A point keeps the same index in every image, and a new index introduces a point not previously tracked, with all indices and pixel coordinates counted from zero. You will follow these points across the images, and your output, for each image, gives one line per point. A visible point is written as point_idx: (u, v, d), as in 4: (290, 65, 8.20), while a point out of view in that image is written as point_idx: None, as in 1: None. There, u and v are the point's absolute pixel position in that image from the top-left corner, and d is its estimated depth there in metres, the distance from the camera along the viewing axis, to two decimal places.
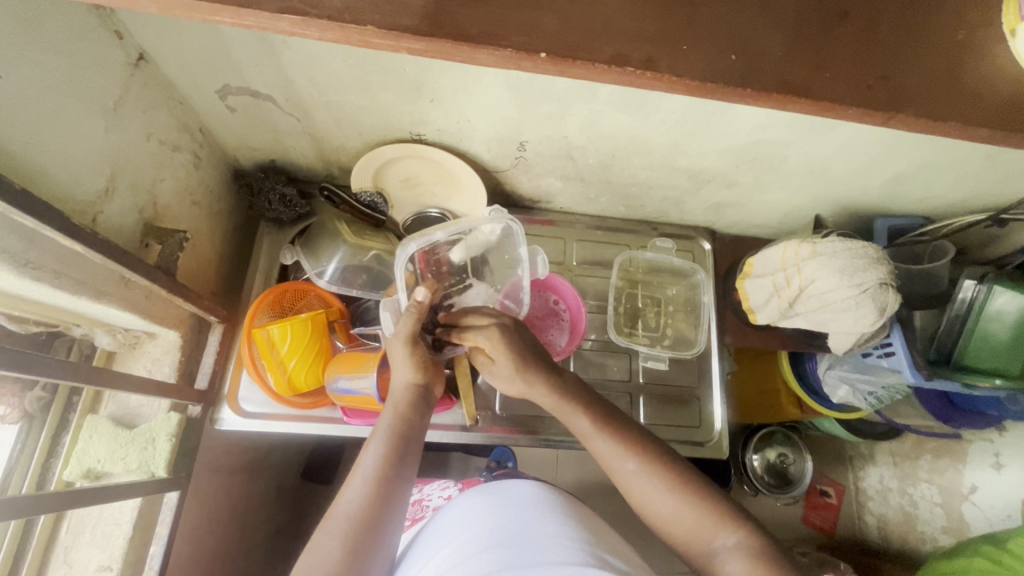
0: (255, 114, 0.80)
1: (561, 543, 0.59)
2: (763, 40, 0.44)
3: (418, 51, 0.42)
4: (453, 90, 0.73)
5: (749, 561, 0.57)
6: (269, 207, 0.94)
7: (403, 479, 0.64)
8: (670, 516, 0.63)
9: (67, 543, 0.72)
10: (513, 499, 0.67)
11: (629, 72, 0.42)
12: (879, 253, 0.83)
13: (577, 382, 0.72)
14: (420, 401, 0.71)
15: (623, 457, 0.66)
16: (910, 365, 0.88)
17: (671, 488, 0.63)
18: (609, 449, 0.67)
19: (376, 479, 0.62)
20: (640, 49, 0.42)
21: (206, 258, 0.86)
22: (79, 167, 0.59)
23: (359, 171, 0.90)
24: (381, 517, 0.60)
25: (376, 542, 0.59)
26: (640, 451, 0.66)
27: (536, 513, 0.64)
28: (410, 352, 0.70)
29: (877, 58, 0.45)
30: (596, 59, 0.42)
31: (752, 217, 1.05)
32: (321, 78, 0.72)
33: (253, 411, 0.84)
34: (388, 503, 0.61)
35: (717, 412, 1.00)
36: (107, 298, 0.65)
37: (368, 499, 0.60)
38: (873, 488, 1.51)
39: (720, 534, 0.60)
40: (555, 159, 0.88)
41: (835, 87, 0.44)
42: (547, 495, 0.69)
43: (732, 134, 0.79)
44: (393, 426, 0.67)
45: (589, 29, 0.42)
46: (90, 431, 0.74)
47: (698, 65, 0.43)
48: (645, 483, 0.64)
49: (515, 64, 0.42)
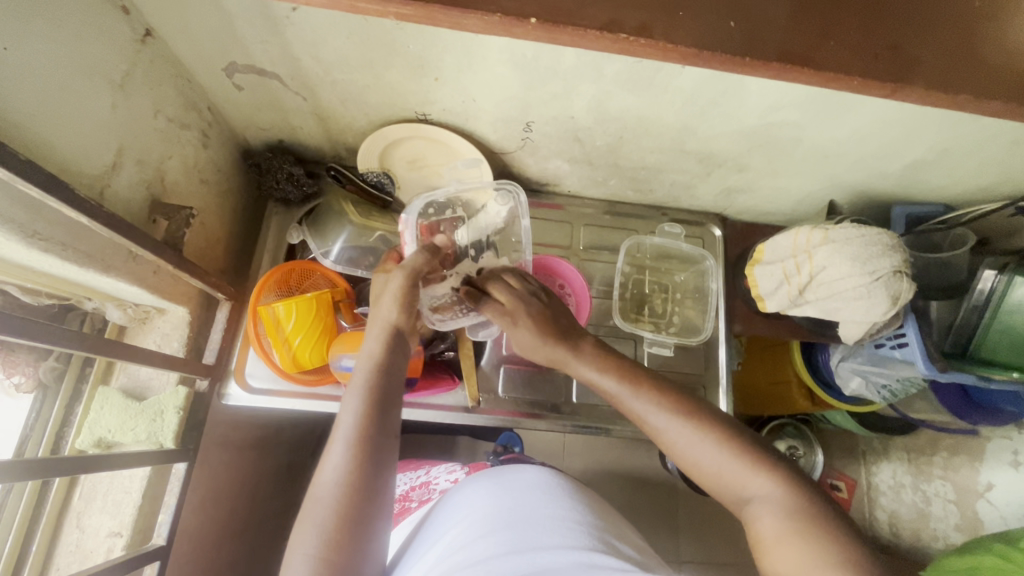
0: (262, 92, 0.80)
1: (568, 527, 0.61)
2: (765, 7, 0.43)
3: (406, 16, 0.41)
4: (457, 68, 0.72)
5: (779, 512, 0.56)
6: (277, 185, 0.95)
7: (382, 435, 0.62)
8: (700, 461, 0.62)
9: (79, 509, 0.74)
10: (521, 483, 0.68)
11: (623, 40, 0.41)
12: (895, 241, 0.81)
13: (596, 342, 0.73)
14: (396, 344, 0.69)
15: (651, 412, 0.66)
16: (925, 356, 0.85)
17: (705, 438, 0.62)
18: (637, 406, 0.67)
19: (354, 440, 0.61)
20: (633, 16, 0.41)
21: (215, 236, 0.87)
22: (84, 140, 0.60)
23: (365, 151, 0.90)
24: (368, 477, 0.59)
25: (367, 507, 0.58)
26: (668, 404, 0.65)
27: (542, 496, 0.65)
28: (399, 291, 0.70)
29: (885, 28, 0.43)
30: (587, 26, 0.41)
31: (764, 203, 1.02)
32: (326, 55, 0.71)
33: (259, 386, 0.86)
34: (372, 455, 0.61)
35: (723, 400, 0.99)
36: (114, 272, 0.66)
37: (353, 459, 0.60)
38: (885, 484, 1.48)
39: (752, 484, 0.59)
40: (562, 141, 0.87)
41: (841, 57, 0.43)
42: (556, 479, 0.69)
43: (743, 114, 0.76)
44: (370, 377, 0.65)
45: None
46: (101, 402, 0.76)
47: (695, 32, 0.42)
48: (670, 426, 0.64)
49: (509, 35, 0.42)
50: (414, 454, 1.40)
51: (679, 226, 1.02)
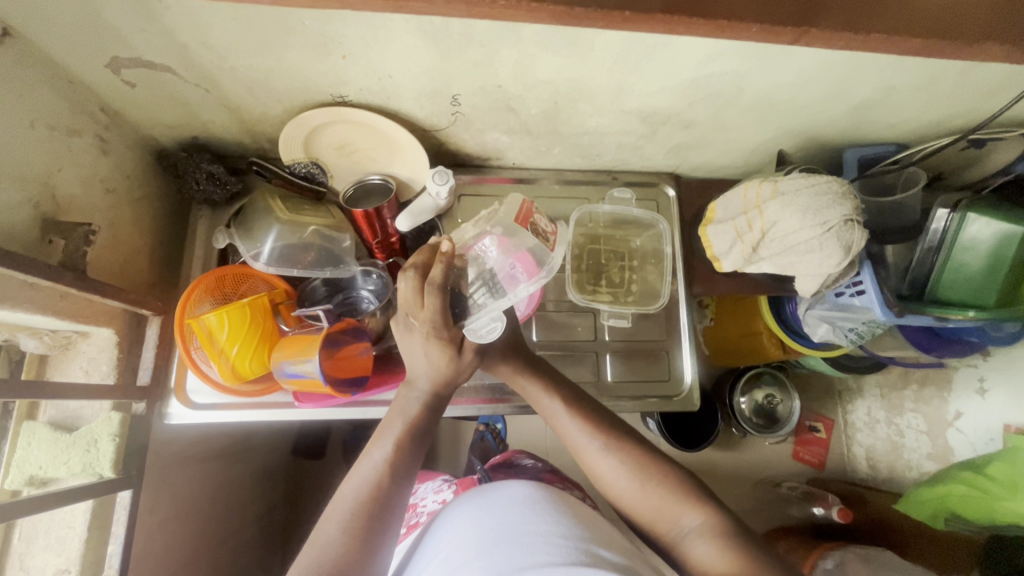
0: (158, 88, 0.73)
1: (556, 541, 0.58)
2: None
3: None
4: (364, 42, 0.65)
5: (712, 542, 0.57)
6: (198, 186, 0.88)
7: (408, 478, 0.63)
8: (630, 494, 0.64)
9: (21, 550, 0.71)
10: (503, 502, 0.67)
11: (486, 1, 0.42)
12: (845, 188, 0.78)
13: (548, 369, 0.76)
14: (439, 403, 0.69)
15: (590, 436, 0.67)
16: (881, 302, 0.84)
17: (637, 468, 0.64)
18: (574, 429, 0.68)
19: (380, 476, 0.61)
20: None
21: (134, 249, 0.81)
22: None
23: (287, 139, 0.84)
24: (386, 515, 0.59)
25: (377, 541, 0.58)
26: (604, 429, 0.68)
27: (530, 514, 0.63)
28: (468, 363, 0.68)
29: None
30: None
31: (716, 157, 0.98)
32: (216, 41, 0.64)
33: (203, 402, 0.82)
34: (396, 481, 0.61)
35: (686, 364, 0.98)
36: (6, 304, 0.60)
37: (370, 492, 0.60)
38: (860, 420, 1.57)
39: (685, 513, 0.61)
40: (495, 112, 0.82)
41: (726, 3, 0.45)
42: (544, 496, 0.67)
43: (679, 68, 0.72)
44: (402, 421, 0.66)
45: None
46: (28, 437, 0.71)
47: None
48: (603, 460, 0.66)
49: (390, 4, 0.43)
50: None
51: (630, 190, 0.99)
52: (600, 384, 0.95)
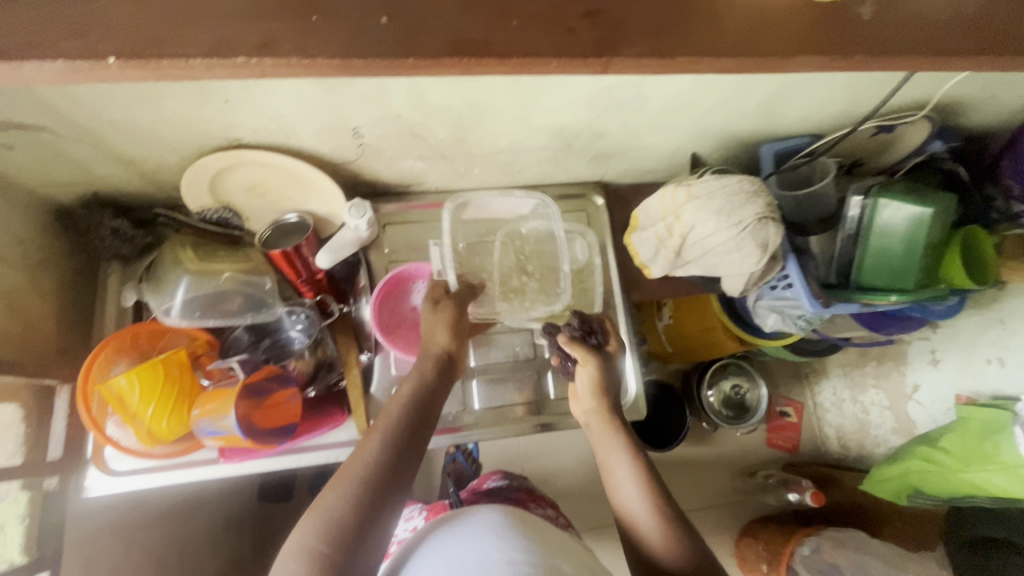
0: (38, 148, 0.70)
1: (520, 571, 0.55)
2: None
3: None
4: (244, 87, 0.63)
5: None
6: (103, 243, 0.85)
7: (413, 455, 0.65)
8: (638, 517, 0.69)
9: None
10: (475, 526, 0.63)
11: (243, 63, 0.45)
12: (756, 186, 0.78)
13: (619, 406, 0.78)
14: (443, 368, 0.75)
15: (628, 472, 0.72)
16: (808, 294, 0.84)
17: (653, 509, 0.69)
18: (614, 456, 0.73)
19: (394, 446, 0.64)
20: (255, 33, 0.46)
21: (34, 316, 0.77)
22: None
23: (190, 184, 0.81)
24: (394, 480, 0.62)
25: (385, 507, 0.60)
26: (642, 475, 0.71)
27: (495, 540, 0.59)
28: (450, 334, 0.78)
29: (534, 33, 0.50)
30: None
31: (639, 163, 0.98)
32: (84, 96, 0.61)
33: (122, 468, 0.79)
34: (405, 455, 0.64)
35: (631, 372, 0.97)
36: None
37: (386, 465, 0.62)
38: (828, 401, 1.58)
39: (675, 555, 0.67)
40: (403, 140, 0.80)
41: (515, 34, 0.50)
42: (511, 521, 0.64)
43: (575, 83, 0.71)
44: (414, 398, 0.70)
45: (184, 23, 0.45)
46: None
47: None
48: (626, 476, 0.71)
49: (151, 78, 0.45)
50: None
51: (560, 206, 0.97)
52: (544, 403, 0.94)
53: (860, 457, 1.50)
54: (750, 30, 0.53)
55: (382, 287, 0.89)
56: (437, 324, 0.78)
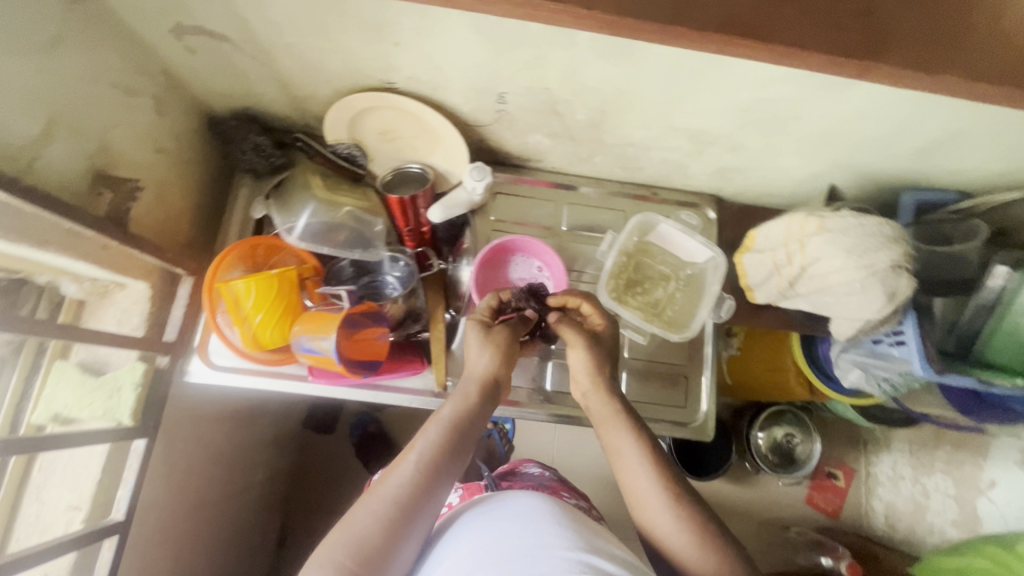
0: (217, 57, 0.75)
1: (557, 556, 0.53)
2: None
3: None
4: (418, 32, 0.65)
5: None
6: (243, 155, 0.91)
7: (448, 476, 0.60)
8: (665, 535, 0.59)
9: (39, 482, 0.75)
10: (505, 509, 0.63)
11: (529, 2, 0.44)
12: (897, 232, 0.74)
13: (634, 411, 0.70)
14: (488, 392, 0.69)
15: (650, 485, 0.62)
16: (921, 356, 0.79)
17: (684, 527, 0.59)
18: (634, 464, 0.64)
19: (429, 461, 0.60)
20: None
21: (176, 208, 0.84)
22: (7, 104, 0.55)
23: (333, 117, 0.85)
24: (424, 501, 0.58)
25: (412, 526, 0.57)
26: (666, 484, 0.61)
27: (532, 526, 0.58)
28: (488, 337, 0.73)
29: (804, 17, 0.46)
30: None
31: (762, 184, 0.95)
32: (274, 16, 0.65)
33: (222, 364, 0.85)
34: (439, 471, 0.60)
35: (705, 392, 0.95)
36: (52, 248, 0.63)
37: (415, 483, 0.58)
38: (885, 474, 1.45)
39: None
40: (540, 114, 0.81)
41: (791, 25, 0.46)
42: (551, 509, 0.62)
43: (734, 87, 0.69)
44: (455, 414, 0.65)
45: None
46: (57, 377, 0.75)
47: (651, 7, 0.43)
48: (652, 493, 0.61)
49: (440, 1, 0.45)
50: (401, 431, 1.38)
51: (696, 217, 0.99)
52: None
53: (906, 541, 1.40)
54: None
55: (489, 252, 0.89)
56: (488, 339, 0.73)
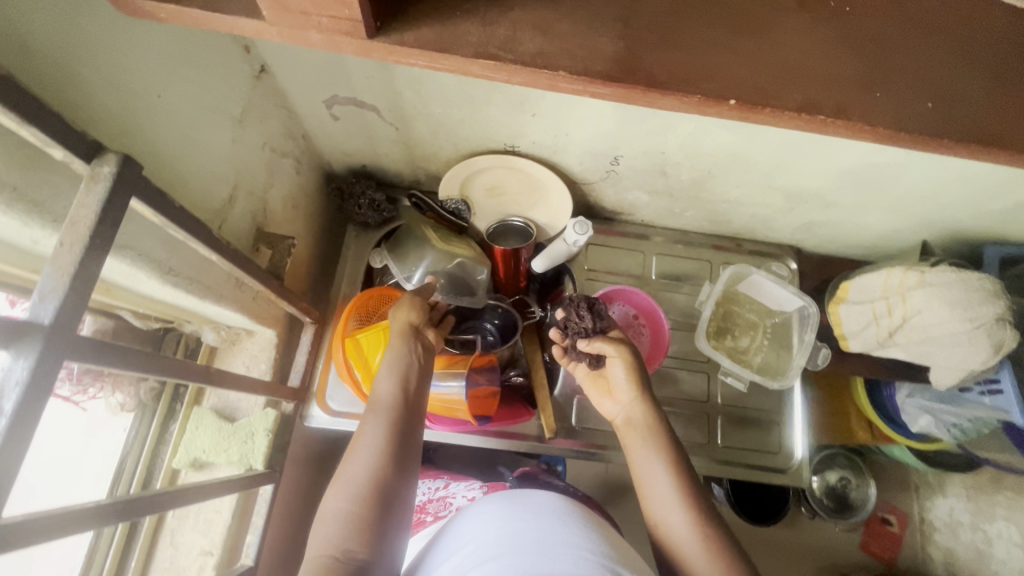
0: (355, 123, 0.82)
1: (577, 557, 0.55)
2: (955, 88, 0.46)
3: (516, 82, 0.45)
4: (556, 105, 0.72)
5: None
6: (358, 211, 0.96)
7: (410, 450, 0.62)
8: (678, 534, 0.61)
9: (173, 526, 0.77)
10: (531, 506, 0.63)
11: (817, 120, 0.43)
12: (997, 286, 0.78)
13: (659, 415, 0.71)
14: (412, 361, 0.69)
15: (664, 480, 0.65)
16: (1022, 406, 0.82)
17: (693, 524, 0.61)
18: (650, 459, 0.67)
19: (388, 440, 0.60)
20: (827, 99, 0.44)
21: (302, 259, 0.89)
22: (211, 172, 0.60)
23: (449, 179, 0.90)
24: (394, 478, 0.58)
25: (384, 505, 0.56)
26: (682, 482, 0.64)
27: (551, 521, 0.60)
28: (405, 313, 0.74)
29: (983, 95, 0.46)
30: (778, 106, 0.43)
31: (844, 237, 1.00)
32: (426, 90, 0.72)
33: (339, 409, 0.87)
34: (398, 446, 0.61)
35: (799, 438, 0.97)
36: (224, 301, 0.67)
37: (379, 460, 0.59)
38: (940, 520, 1.40)
39: None
40: (648, 174, 0.87)
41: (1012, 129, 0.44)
42: (573, 508, 0.64)
43: (842, 155, 0.75)
44: (395, 388, 0.65)
45: (780, 80, 0.45)
46: (197, 422, 0.78)
47: (869, 109, 0.44)
48: (667, 492, 0.64)
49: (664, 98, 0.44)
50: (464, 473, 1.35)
51: (785, 267, 1.04)
52: (709, 447, 0.95)
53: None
54: None
55: (597, 300, 0.93)
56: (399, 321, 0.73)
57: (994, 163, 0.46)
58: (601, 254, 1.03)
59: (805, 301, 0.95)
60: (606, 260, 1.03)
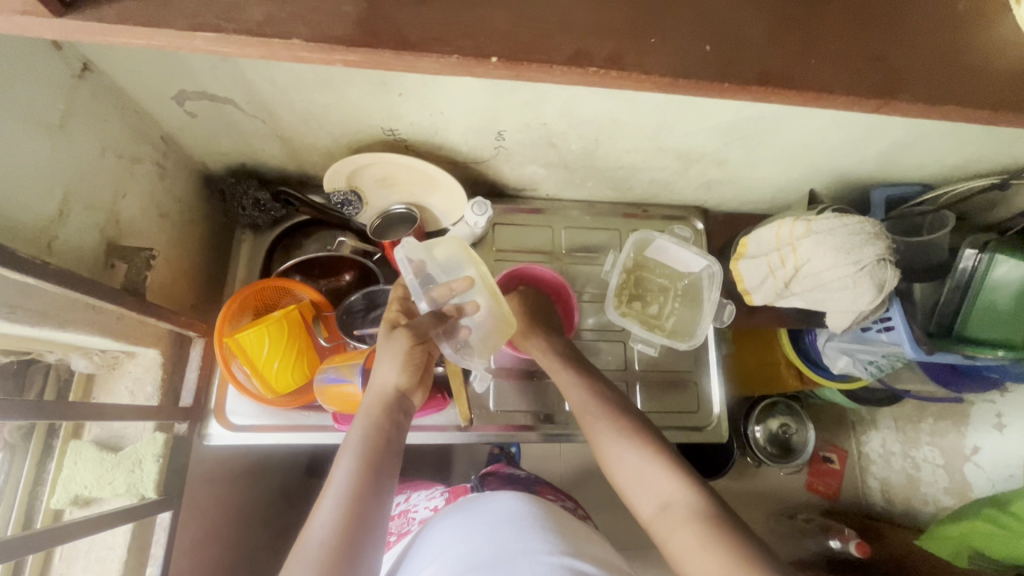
0: (217, 119, 0.76)
1: (540, 563, 0.54)
2: (744, 29, 0.46)
3: (354, 62, 0.43)
4: (422, 83, 0.68)
5: (698, 523, 0.59)
6: (244, 212, 0.90)
7: (381, 498, 0.59)
8: (621, 463, 0.68)
9: (61, 571, 0.71)
10: (491, 516, 0.61)
11: (593, 72, 0.43)
12: (877, 228, 0.80)
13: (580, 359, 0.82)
14: (392, 403, 0.67)
15: (601, 419, 0.73)
16: (910, 339, 0.85)
17: (643, 451, 0.68)
18: (597, 420, 0.73)
19: (351, 495, 0.57)
20: (603, 47, 0.44)
21: (181, 271, 0.83)
22: (25, 186, 0.54)
23: (332, 173, 0.84)
24: (362, 536, 0.55)
25: (359, 566, 0.53)
26: (624, 420, 0.72)
27: (508, 529, 0.59)
28: (405, 351, 0.67)
29: (798, 34, 0.47)
30: (552, 60, 0.43)
31: (745, 193, 1.01)
32: (279, 77, 0.67)
33: (243, 424, 0.84)
34: (370, 496, 0.58)
35: (715, 395, 0.99)
36: (73, 326, 0.62)
37: (344, 521, 0.55)
38: (875, 452, 1.45)
39: (678, 496, 0.63)
40: (537, 147, 0.85)
41: (819, 72, 0.46)
42: (531, 509, 0.63)
43: (719, 110, 0.75)
44: (365, 436, 0.62)
45: (597, 42, 0.44)
46: (75, 457, 0.72)
47: (669, 58, 0.45)
48: (619, 437, 0.70)
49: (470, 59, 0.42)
50: (405, 466, 1.30)
51: (688, 230, 1.02)
52: None
53: (904, 516, 1.38)
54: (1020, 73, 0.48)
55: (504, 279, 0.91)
56: (389, 345, 0.68)
57: (811, 104, 0.46)
58: (510, 232, 1.01)
59: (709, 262, 0.95)
60: (515, 238, 1.01)
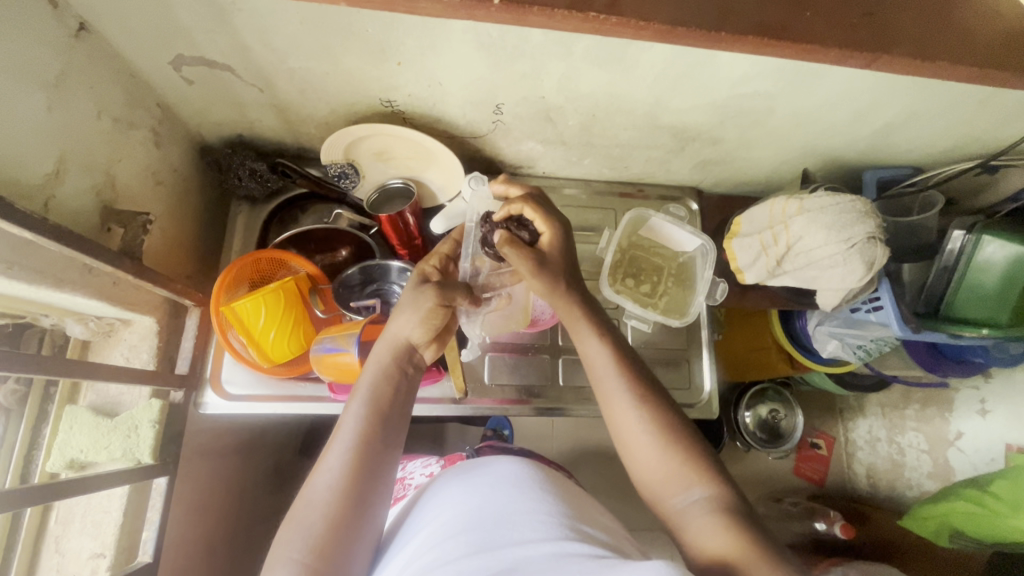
0: (214, 86, 0.75)
1: (537, 519, 0.55)
2: None
3: (359, 2, 0.43)
4: (420, 51, 0.68)
5: (716, 516, 0.55)
6: (239, 183, 0.90)
7: (389, 450, 0.61)
8: (635, 440, 0.62)
9: (58, 533, 0.72)
10: (493, 477, 0.62)
11: (593, 16, 0.45)
12: (868, 207, 0.81)
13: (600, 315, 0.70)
14: (403, 356, 0.66)
15: (623, 392, 0.64)
16: (898, 318, 0.86)
17: (657, 431, 0.62)
18: (612, 382, 0.65)
19: (357, 445, 0.59)
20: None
21: (176, 240, 0.83)
22: (22, 142, 0.54)
23: (330, 146, 0.84)
24: (367, 489, 0.57)
25: (363, 517, 0.57)
26: (638, 389, 0.64)
27: (510, 490, 0.59)
28: (426, 309, 0.66)
29: None
30: (552, 5, 0.44)
31: (740, 174, 1.02)
32: (277, 42, 0.67)
33: (237, 393, 0.84)
34: (375, 447, 0.59)
35: (706, 373, 1.00)
36: (69, 287, 0.62)
37: (349, 471, 0.57)
38: (862, 438, 1.48)
39: (694, 486, 0.59)
40: (535, 122, 0.85)
41: (811, 27, 0.47)
42: (531, 472, 0.64)
43: (715, 87, 0.76)
44: (375, 388, 0.63)
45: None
46: (70, 422, 0.72)
47: (665, 10, 0.46)
48: (628, 408, 0.63)
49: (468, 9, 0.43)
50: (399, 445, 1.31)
51: (682, 210, 1.05)
52: None
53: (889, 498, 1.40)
54: (1007, 38, 0.49)
55: None
56: (411, 299, 0.67)
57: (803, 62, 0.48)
58: None
59: (703, 240, 0.96)
60: None
